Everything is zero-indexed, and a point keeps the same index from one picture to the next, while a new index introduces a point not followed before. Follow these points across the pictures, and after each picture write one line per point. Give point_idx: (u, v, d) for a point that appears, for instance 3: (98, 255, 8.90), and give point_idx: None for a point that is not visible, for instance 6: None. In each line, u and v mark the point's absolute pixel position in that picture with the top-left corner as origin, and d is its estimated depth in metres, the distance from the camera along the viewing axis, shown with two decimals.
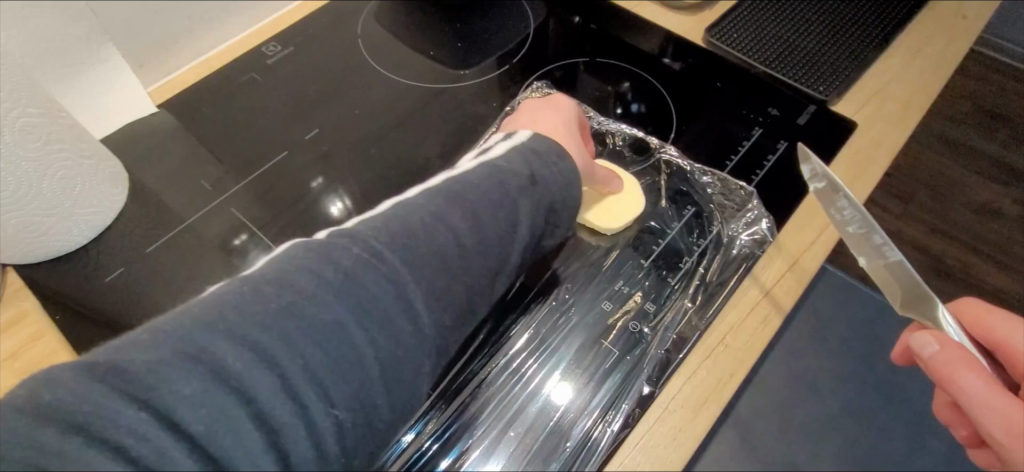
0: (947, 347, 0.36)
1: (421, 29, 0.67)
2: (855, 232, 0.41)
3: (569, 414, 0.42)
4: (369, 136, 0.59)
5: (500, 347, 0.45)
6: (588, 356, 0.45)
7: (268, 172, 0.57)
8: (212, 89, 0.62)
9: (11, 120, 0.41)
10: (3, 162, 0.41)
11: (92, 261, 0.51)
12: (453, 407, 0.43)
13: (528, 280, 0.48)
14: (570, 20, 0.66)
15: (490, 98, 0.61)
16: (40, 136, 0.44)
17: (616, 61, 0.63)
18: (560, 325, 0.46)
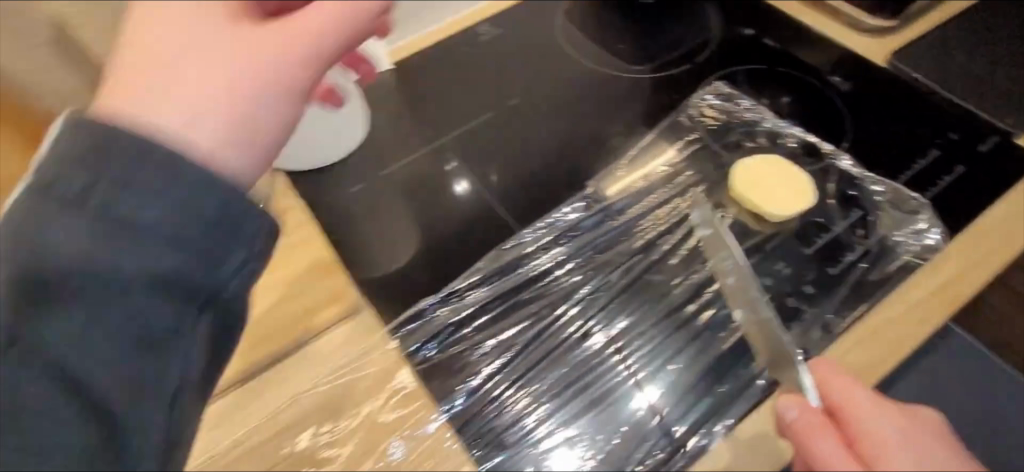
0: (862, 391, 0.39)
1: (614, 26, 0.74)
2: (732, 283, 0.48)
3: (650, 419, 0.47)
4: (559, 113, 0.67)
5: (578, 349, 0.50)
6: (683, 367, 0.49)
7: (470, 131, 0.66)
8: (431, 56, 0.72)
9: (311, 72, 0.55)
10: (302, 100, 0.56)
11: (333, 181, 0.63)
12: (537, 400, 0.48)
13: (612, 285, 0.53)
14: (741, 31, 0.71)
15: (671, 92, 0.67)
16: (329, 85, 0.57)
17: (788, 72, 0.67)
18: (640, 336, 0.51)
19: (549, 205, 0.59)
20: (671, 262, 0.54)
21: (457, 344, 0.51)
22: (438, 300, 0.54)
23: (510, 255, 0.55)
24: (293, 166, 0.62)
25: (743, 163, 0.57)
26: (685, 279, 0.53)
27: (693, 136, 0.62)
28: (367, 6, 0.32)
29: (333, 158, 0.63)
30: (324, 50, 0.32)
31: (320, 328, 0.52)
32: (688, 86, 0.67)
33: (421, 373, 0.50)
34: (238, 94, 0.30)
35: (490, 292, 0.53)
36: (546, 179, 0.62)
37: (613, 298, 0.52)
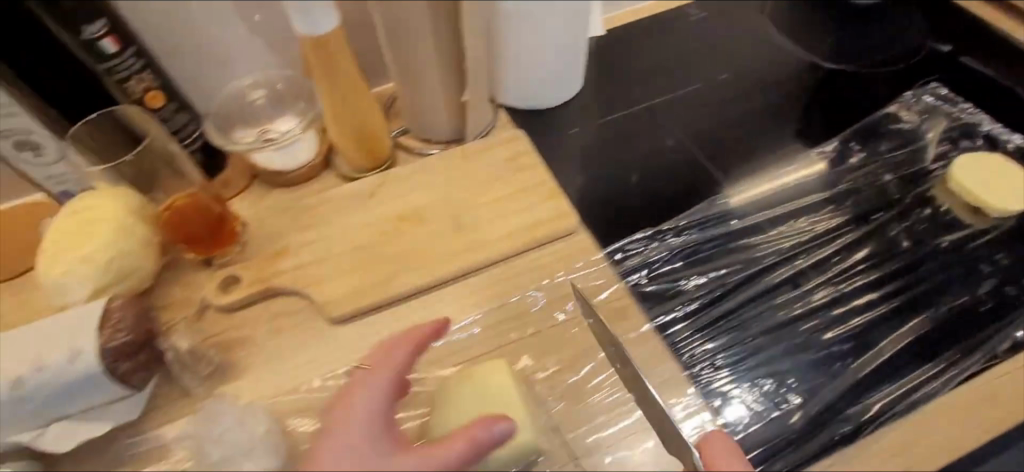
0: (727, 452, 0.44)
1: (821, 24, 0.77)
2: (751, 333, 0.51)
3: (835, 383, 0.49)
4: (763, 98, 0.71)
5: (765, 310, 0.53)
6: (867, 339, 0.51)
7: (678, 101, 0.71)
8: (645, 28, 0.77)
9: (541, 29, 0.60)
10: (527, 50, 0.62)
11: (551, 122, 0.70)
12: (724, 350, 0.51)
13: (799, 258, 0.56)
14: (940, 47, 0.73)
15: (878, 94, 0.70)
16: (552, 42, 0.62)
17: (1004, 82, 0.69)
18: (820, 307, 0.53)
19: (754, 173, 0.64)
20: (879, 236, 0.57)
21: (667, 275, 0.56)
22: (647, 236, 0.59)
23: (715, 209, 0.60)
24: (519, 103, 0.69)
25: (961, 160, 0.60)
26: (873, 258, 0.56)
27: (909, 130, 0.68)
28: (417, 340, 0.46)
29: (554, 101, 0.69)
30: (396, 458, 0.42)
31: (545, 241, 0.58)
32: (899, 88, 0.71)
33: (634, 294, 0.55)
34: None
35: (696, 236, 0.58)
36: (751, 148, 0.67)
37: (799, 269, 0.55)
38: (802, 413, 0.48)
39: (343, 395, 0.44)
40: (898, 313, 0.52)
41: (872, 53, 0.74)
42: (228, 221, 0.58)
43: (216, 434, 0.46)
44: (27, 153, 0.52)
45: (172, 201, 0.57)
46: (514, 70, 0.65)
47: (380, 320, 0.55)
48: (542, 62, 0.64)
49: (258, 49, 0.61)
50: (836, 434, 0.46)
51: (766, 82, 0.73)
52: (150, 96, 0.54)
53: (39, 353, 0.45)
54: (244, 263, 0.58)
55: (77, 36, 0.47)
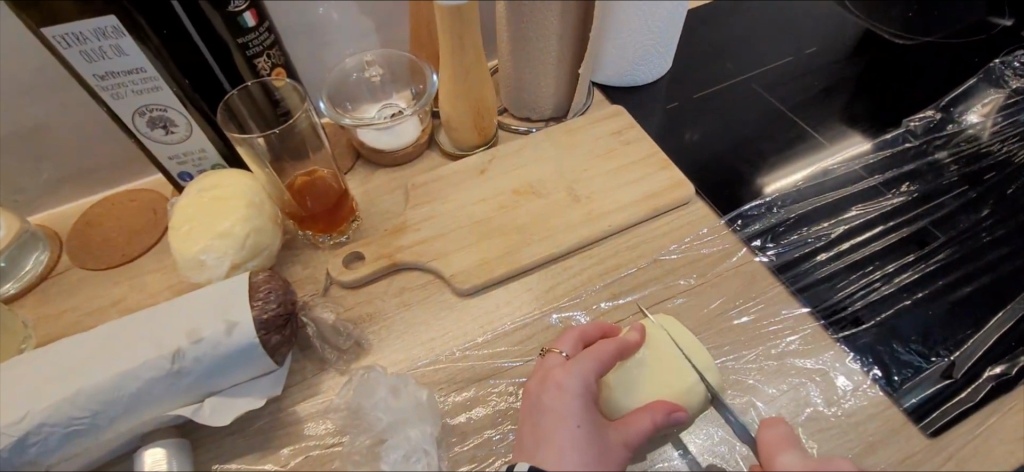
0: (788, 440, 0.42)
1: (885, 3, 0.81)
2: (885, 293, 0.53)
3: (985, 338, 0.49)
4: (851, 70, 0.73)
5: (899, 270, 0.53)
6: (1008, 297, 0.51)
7: (767, 75, 0.73)
8: (723, 9, 0.80)
9: (641, 21, 0.62)
10: (625, 40, 0.64)
11: (644, 98, 0.71)
12: (864, 309, 0.51)
13: (923, 223, 0.57)
14: (1006, 22, 0.77)
15: (960, 64, 0.72)
16: (650, 31, 0.64)
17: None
18: (958, 266, 0.53)
19: (855, 141, 0.65)
20: (992, 196, 0.59)
21: (790, 240, 0.56)
22: (762, 203, 0.59)
23: (824, 176, 0.61)
24: (612, 82, 0.70)
25: None
26: (995, 221, 0.57)
27: (998, 91, 0.68)
28: (623, 338, 0.46)
29: (646, 79, 0.71)
30: (594, 425, 0.42)
31: (664, 210, 0.58)
32: (978, 58, 0.72)
33: (761, 258, 0.55)
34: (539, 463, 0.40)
35: (812, 203, 0.59)
36: (845, 119, 0.67)
37: (926, 234, 0.56)
38: (955, 365, 0.48)
39: (541, 378, 0.45)
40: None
41: (935, 29, 0.77)
42: (348, 198, 0.58)
43: (374, 403, 0.46)
44: (159, 131, 0.52)
45: (295, 179, 0.57)
46: (617, 50, 0.66)
47: (508, 290, 0.55)
48: (637, 49, 0.66)
49: (366, 28, 0.63)
50: (995, 381, 0.46)
51: (847, 56, 0.75)
52: (276, 73, 0.55)
53: (196, 327, 0.44)
54: (364, 240, 0.58)
55: (225, 9, 0.47)
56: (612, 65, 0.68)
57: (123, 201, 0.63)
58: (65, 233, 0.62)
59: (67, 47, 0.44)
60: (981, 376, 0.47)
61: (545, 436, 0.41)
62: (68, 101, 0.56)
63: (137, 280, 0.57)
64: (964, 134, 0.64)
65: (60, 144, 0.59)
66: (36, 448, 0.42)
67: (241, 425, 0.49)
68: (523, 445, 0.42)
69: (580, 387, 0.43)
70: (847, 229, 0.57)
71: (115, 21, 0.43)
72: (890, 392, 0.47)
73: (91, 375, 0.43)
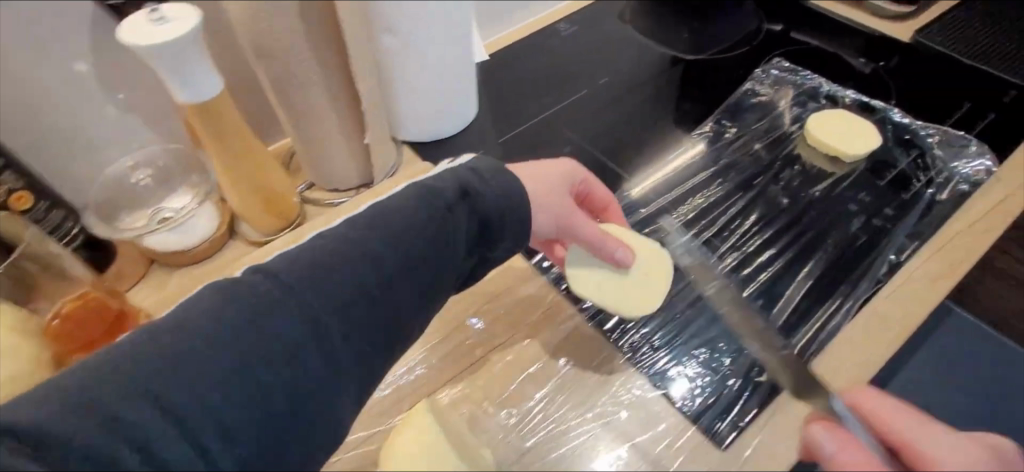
0: (844, 450, 0.40)
1: (669, 27, 0.87)
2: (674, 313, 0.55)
3: (758, 342, 0.53)
4: (641, 93, 0.78)
5: (684, 289, 0.57)
6: (780, 299, 0.56)
7: (566, 109, 0.76)
8: (522, 51, 0.83)
9: (415, 74, 0.63)
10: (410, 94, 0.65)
11: (453, 150, 0.72)
12: (656, 331, 0.54)
13: (705, 239, 0.61)
14: (774, 29, 0.85)
15: (733, 73, 0.79)
16: (433, 83, 0.64)
17: (833, 53, 0.80)
18: (734, 276, 0.58)
19: (651, 161, 0.69)
20: (761, 200, 0.64)
21: None
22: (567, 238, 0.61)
23: (621, 203, 0.65)
24: (420, 138, 0.71)
25: (814, 118, 0.67)
26: (764, 225, 0.62)
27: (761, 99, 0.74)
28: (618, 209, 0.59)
29: (452, 131, 0.72)
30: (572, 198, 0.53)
31: None
32: (749, 67, 0.79)
33: (568, 295, 0.56)
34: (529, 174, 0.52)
35: None
36: (640, 143, 0.71)
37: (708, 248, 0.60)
38: (734, 372, 0.51)
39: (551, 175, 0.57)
40: (791, 265, 0.58)
41: (714, 46, 0.84)
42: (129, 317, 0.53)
43: None
44: None
45: (63, 306, 0.51)
46: (409, 105, 0.66)
47: None
48: (426, 101, 0.66)
49: (133, 126, 0.59)
50: (769, 383, 0.50)
51: (641, 78, 0.80)
52: (15, 198, 0.49)
53: None
54: None
55: None
56: (411, 121, 0.68)
57: None
58: None
59: None
60: (760, 378, 0.50)
61: (542, 180, 0.52)
62: None
63: None
64: (738, 141, 0.70)
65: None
66: None
67: None
68: (519, 166, 0.53)
69: (588, 184, 0.56)
70: None
71: None
72: (684, 411, 0.49)
73: None
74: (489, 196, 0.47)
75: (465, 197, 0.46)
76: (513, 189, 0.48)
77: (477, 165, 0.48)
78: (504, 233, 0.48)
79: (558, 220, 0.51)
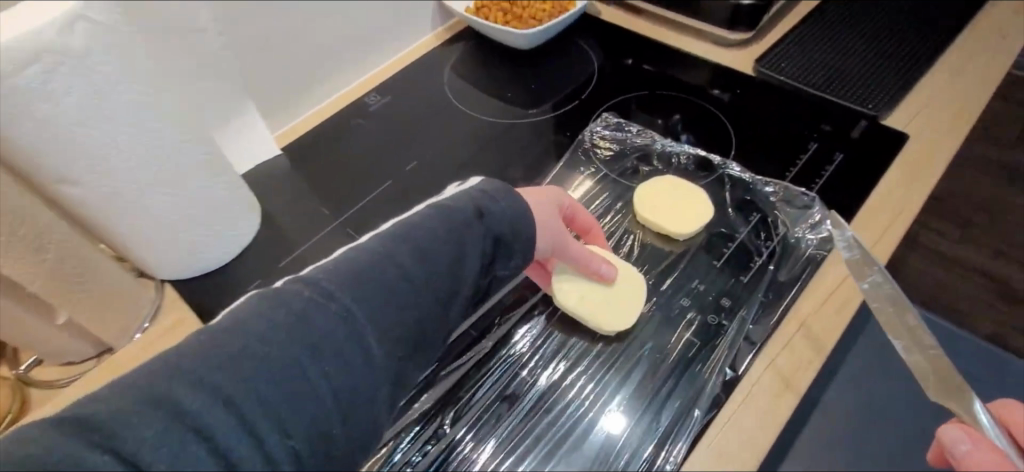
0: (977, 445, 0.36)
1: (496, 80, 0.76)
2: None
3: None
4: (459, 170, 0.67)
5: (483, 454, 0.46)
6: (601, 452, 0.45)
7: (371, 203, 0.65)
8: (322, 136, 0.71)
9: (139, 216, 0.49)
10: (142, 239, 0.51)
11: (229, 281, 0.60)
12: None
13: (518, 372, 0.49)
14: (623, 61, 0.75)
15: (562, 131, 0.69)
16: (176, 218, 0.51)
17: (675, 91, 0.70)
18: (548, 427, 0.47)
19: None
20: None
21: None
22: None
23: None
24: (183, 275, 0.57)
25: (643, 190, 0.58)
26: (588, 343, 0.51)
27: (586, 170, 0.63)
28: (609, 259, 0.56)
29: (226, 256, 0.59)
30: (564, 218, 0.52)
31: None
32: (581, 123, 0.69)
33: None
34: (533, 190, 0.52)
35: None
36: None
37: (519, 387, 0.49)
38: None
39: None
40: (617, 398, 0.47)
41: (546, 98, 0.73)
42: None
43: None
44: None
45: None
46: (151, 250, 0.52)
47: None
48: (174, 238, 0.53)
49: None
50: None
51: (463, 151, 0.69)
52: None
53: None
54: None
55: None
56: (161, 264, 0.55)
57: None
58: None
59: None
60: None
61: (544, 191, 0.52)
62: None
63: None
64: None
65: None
66: None
67: None
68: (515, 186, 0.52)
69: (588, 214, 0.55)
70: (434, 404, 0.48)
71: None
72: None
73: None
74: (505, 212, 0.46)
75: (482, 217, 0.45)
76: (519, 208, 0.47)
77: (486, 187, 0.48)
78: (513, 252, 0.47)
79: (559, 233, 0.49)
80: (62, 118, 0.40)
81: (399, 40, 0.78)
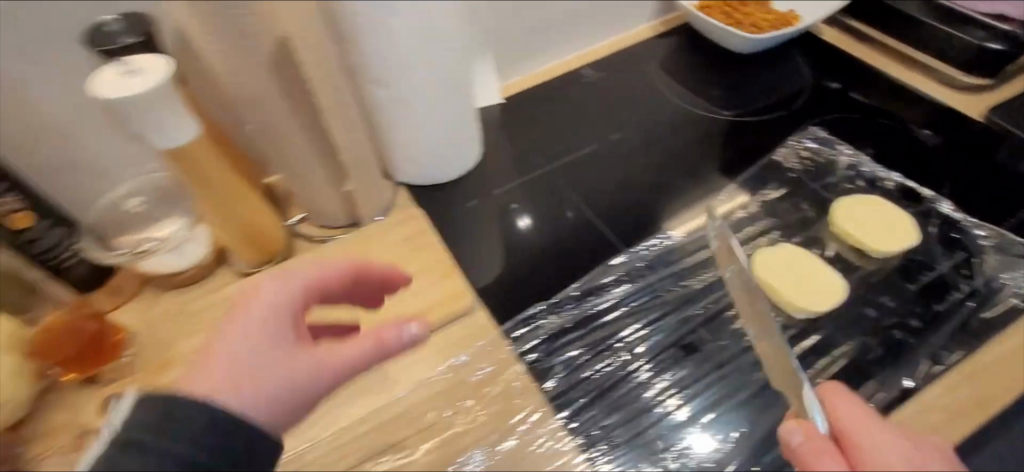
0: (810, 439, 0.40)
1: (704, 78, 0.81)
2: (632, 409, 0.51)
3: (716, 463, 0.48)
4: (658, 150, 0.73)
5: (649, 382, 0.52)
6: (761, 416, 0.50)
7: (574, 161, 0.72)
8: (539, 93, 0.79)
9: (411, 122, 0.61)
10: (405, 142, 0.63)
11: (450, 195, 0.70)
12: (610, 422, 0.51)
13: (693, 332, 0.55)
14: (830, 86, 0.76)
15: (766, 135, 0.72)
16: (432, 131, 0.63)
17: (889, 120, 0.70)
18: (711, 380, 0.52)
19: (638, 235, 0.63)
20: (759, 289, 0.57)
21: (564, 350, 0.55)
22: (545, 307, 0.58)
23: (617, 267, 0.60)
24: (418, 181, 0.69)
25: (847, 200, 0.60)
26: None
27: (788, 174, 0.67)
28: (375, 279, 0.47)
29: (453, 175, 0.70)
30: (343, 365, 0.40)
31: (437, 325, 0.57)
32: (788, 130, 0.71)
33: (532, 371, 0.54)
34: (228, 357, 0.38)
35: (591, 305, 0.58)
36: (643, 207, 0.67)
37: (689, 343, 0.54)
38: None
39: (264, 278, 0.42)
40: None
41: (752, 103, 0.76)
42: (114, 334, 0.58)
43: None
44: None
45: (48, 321, 0.55)
46: (406, 152, 0.65)
47: None
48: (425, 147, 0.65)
49: (141, 156, 0.62)
50: None
51: (666, 135, 0.74)
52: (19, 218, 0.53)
53: None
54: (135, 378, 0.57)
55: None
56: (407, 167, 0.67)
57: None
58: None
59: None
60: None
61: (256, 359, 0.39)
62: None
63: None
64: (763, 209, 0.63)
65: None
66: None
67: None
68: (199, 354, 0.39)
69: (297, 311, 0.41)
70: (612, 334, 0.56)
71: None
72: None
73: None
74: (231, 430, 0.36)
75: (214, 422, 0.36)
76: (261, 418, 0.38)
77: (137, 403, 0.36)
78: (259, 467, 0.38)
79: (342, 372, 0.40)
80: (401, 31, 0.53)
81: (623, 23, 0.84)
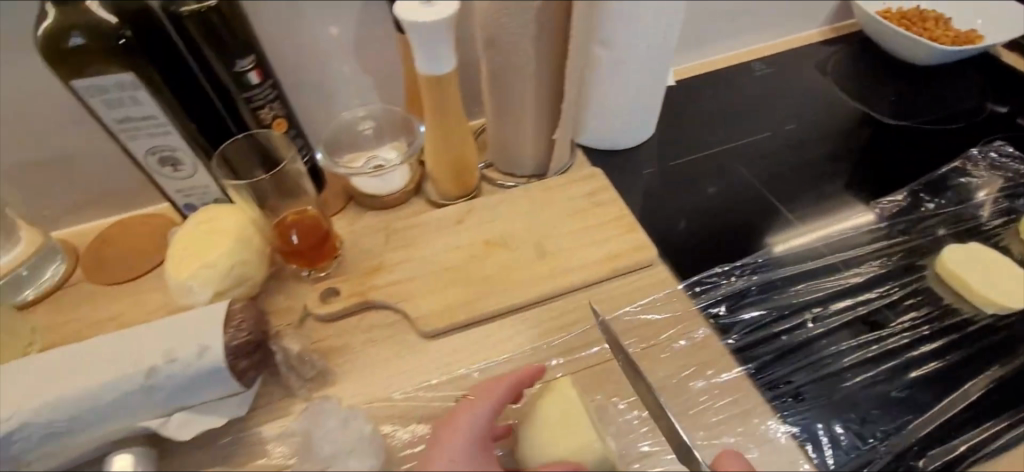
0: None
1: (875, 85, 0.82)
2: (820, 370, 0.54)
3: (907, 428, 0.51)
4: (829, 148, 0.76)
5: (836, 349, 0.55)
6: (950, 394, 0.52)
7: (746, 147, 0.76)
8: (711, 81, 0.83)
9: (618, 84, 0.64)
10: (605, 104, 0.67)
11: (627, 160, 0.74)
12: (798, 378, 0.54)
13: (877, 311, 0.58)
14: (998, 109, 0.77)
15: (941, 147, 0.74)
16: (633, 97, 0.66)
17: None
18: (898, 355, 0.55)
19: (810, 220, 0.67)
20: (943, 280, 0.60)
21: (748, 309, 0.58)
22: (726, 270, 0.62)
23: (797, 245, 0.64)
24: (598, 145, 0.73)
25: None
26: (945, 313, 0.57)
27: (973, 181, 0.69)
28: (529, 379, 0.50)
29: (632, 142, 0.73)
30: None
31: (624, 271, 0.61)
32: (965, 145, 0.73)
33: (715, 327, 0.57)
34: None
35: (773, 274, 0.61)
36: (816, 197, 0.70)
37: (874, 320, 0.57)
38: (882, 455, 0.49)
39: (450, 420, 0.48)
40: (968, 364, 0.54)
41: (924, 115, 0.78)
42: (331, 239, 0.63)
43: (322, 432, 0.49)
44: (167, 168, 0.58)
45: (286, 216, 0.63)
46: (600, 115, 0.68)
47: (465, 335, 0.59)
48: (620, 112, 0.68)
49: (367, 86, 0.69)
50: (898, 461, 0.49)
51: (837, 134, 0.77)
52: (277, 123, 0.60)
53: (170, 347, 0.49)
54: (343, 277, 0.63)
55: (231, 67, 0.54)
56: (594, 130, 0.70)
57: (136, 223, 0.70)
58: (82, 249, 0.69)
59: (92, 97, 0.50)
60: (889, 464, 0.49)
61: None
62: (97, 134, 0.64)
63: (138, 297, 0.64)
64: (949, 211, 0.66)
65: (42, 155, 0.63)
66: (19, 444, 0.47)
67: (207, 440, 0.53)
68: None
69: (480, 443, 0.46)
70: (796, 302, 0.59)
71: (133, 77, 0.50)
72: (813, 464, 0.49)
73: (82, 380, 0.48)
74: None
75: None
76: None
77: None
78: None
79: None
80: None
81: (797, 25, 0.87)
